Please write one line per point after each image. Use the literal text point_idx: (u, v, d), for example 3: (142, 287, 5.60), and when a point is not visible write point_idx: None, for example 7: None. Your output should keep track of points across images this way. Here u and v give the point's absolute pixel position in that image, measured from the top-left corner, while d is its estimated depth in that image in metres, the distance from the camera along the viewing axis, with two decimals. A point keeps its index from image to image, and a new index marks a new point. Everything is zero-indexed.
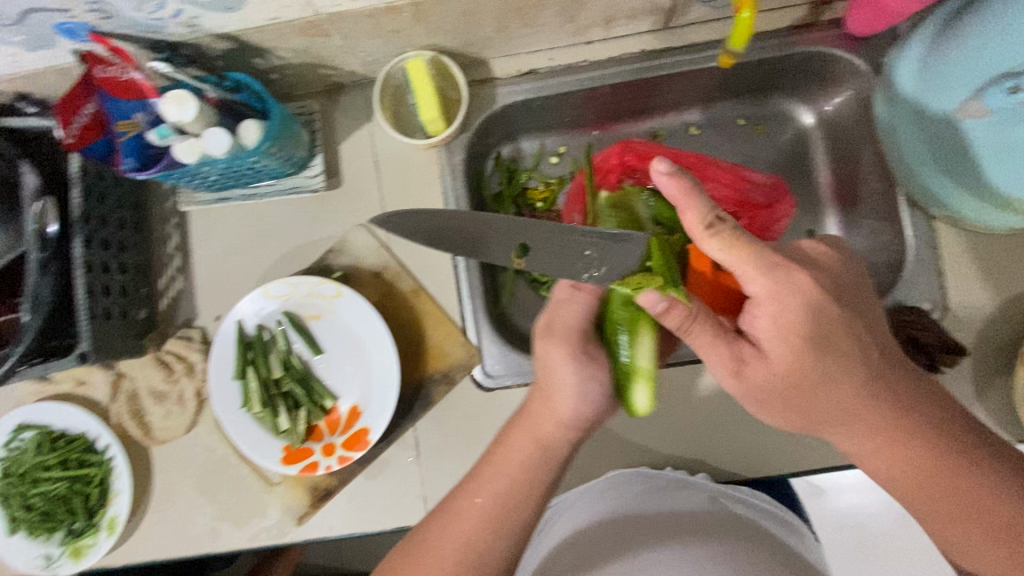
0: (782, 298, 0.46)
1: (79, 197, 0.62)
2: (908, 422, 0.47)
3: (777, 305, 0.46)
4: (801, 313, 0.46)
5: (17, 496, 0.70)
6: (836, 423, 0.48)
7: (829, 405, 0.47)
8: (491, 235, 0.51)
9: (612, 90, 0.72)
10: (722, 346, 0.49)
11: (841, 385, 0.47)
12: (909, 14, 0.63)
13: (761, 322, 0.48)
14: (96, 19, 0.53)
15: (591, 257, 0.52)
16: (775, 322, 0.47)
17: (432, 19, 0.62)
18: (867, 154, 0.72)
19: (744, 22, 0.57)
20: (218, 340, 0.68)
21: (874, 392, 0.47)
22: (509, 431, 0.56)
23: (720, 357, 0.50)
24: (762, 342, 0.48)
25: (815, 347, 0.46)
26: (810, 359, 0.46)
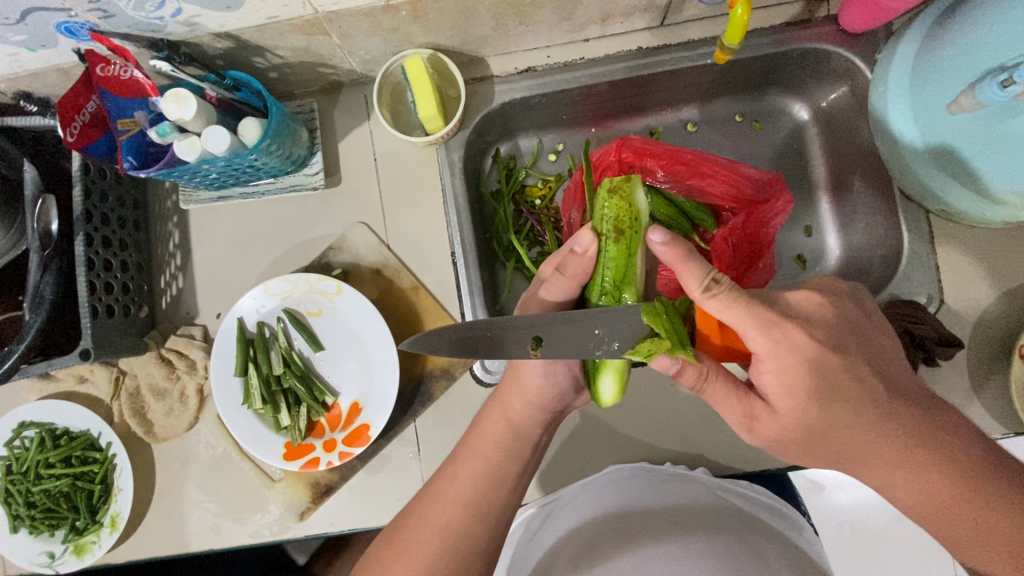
0: (781, 358, 0.47)
1: (80, 195, 0.62)
2: (923, 455, 0.48)
3: (778, 362, 0.47)
4: (802, 370, 0.47)
5: (19, 493, 0.70)
6: (845, 459, 0.50)
7: (839, 445, 0.49)
8: (506, 334, 0.52)
9: (610, 87, 0.73)
10: (735, 401, 0.52)
11: (846, 429, 0.48)
12: (901, 10, 0.64)
13: (768, 378, 0.49)
14: (97, 18, 0.54)
15: (602, 335, 0.53)
16: (779, 381, 0.48)
17: (430, 17, 0.62)
18: (861, 150, 0.73)
19: (739, 18, 0.57)
20: (220, 337, 0.68)
21: (886, 433, 0.48)
22: (491, 423, 0.57)
23: (734, 412, 0.52)
24: (772, 399, 0.50)
25: (820, 400, 0.48)
26: (815, 409, 0.48)
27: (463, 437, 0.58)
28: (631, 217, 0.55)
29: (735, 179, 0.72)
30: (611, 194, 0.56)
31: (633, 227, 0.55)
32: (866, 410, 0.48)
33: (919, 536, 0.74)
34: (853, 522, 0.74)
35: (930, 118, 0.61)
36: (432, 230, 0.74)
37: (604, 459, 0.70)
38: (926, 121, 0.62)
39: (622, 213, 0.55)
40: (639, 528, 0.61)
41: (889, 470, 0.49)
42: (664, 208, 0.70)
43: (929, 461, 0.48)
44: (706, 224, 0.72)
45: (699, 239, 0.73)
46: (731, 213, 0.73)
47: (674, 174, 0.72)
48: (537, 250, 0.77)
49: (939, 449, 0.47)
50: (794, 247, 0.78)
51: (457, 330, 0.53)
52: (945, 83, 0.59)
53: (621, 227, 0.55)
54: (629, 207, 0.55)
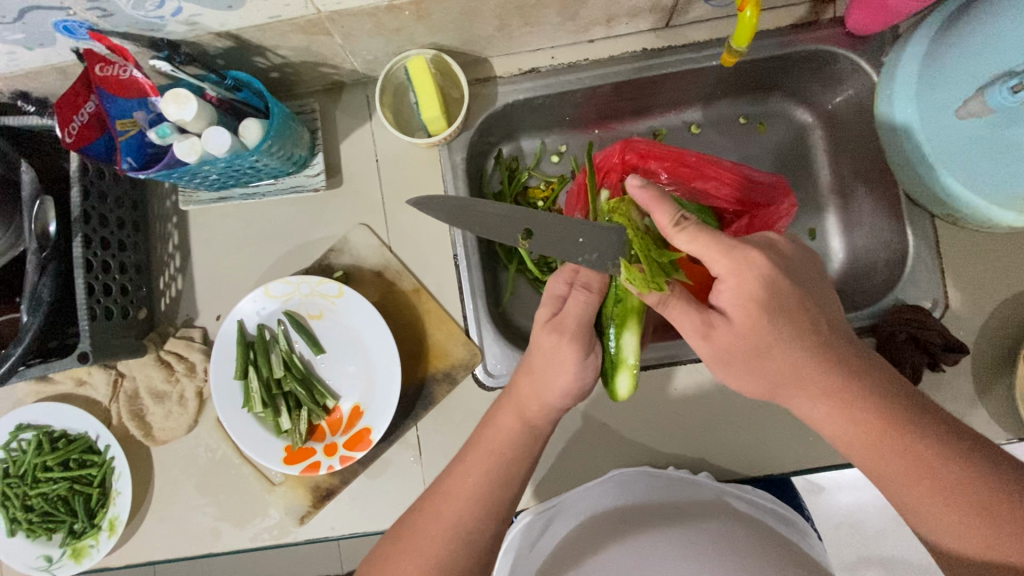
0: (740, 273, 0.47)
1: (78, 195, 0.61)
2: (859, 388, 0.45)
3: (738, 278, 0.47)
4: (758, 283, 0.47)
5: (16, 496, 0.69)
6: (786, 384, 0.47)
7: (782, 364, 0.47)
8: (497, 223, 0.54)
9: (613, 88, 0.72)
10: (692, 316, 0.50)
11: (793, 347, 0.46)
12: (908, 13, 0.64)
13: (726, 295, 0.48)
14: (96, 16, 0.53)
15: (585, 244, 0.53)
16: (734, 296, 0.47)
17: (434, 17, 0.61)
18: (869, 152, 0.72)
19: (747, 20, 0.56)
20: (218, 341, 0.68)
21: (826, 362, 0.46)
22: (505, 419, 0.55)
23: (691, 324, 0.50)
24: (727, 310, 0.48)
25: (772, 314, 0.46)
26: (765, 322, 0.46)
27: (472, 436, 0.56)
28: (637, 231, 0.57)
29: (740, 181, 0.72)
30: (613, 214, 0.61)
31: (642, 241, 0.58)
32: (812, 334, 0.47)
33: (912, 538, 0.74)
34: (848, 524, 0.74)
35: (937, 125, 0.61)
36: (433, 231, 0.73)
37: (607, 464, 0.70)
38: (936, 124, 0.62)
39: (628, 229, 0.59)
40: (639, 523, 0.61)
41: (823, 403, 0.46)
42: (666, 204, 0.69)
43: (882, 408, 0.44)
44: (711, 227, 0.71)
45: None
46: (734, 216, 0.73)
47: (677, 176, 0.72)
48: None
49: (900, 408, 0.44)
50: None
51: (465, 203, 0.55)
52: (960, 86, 0.59)
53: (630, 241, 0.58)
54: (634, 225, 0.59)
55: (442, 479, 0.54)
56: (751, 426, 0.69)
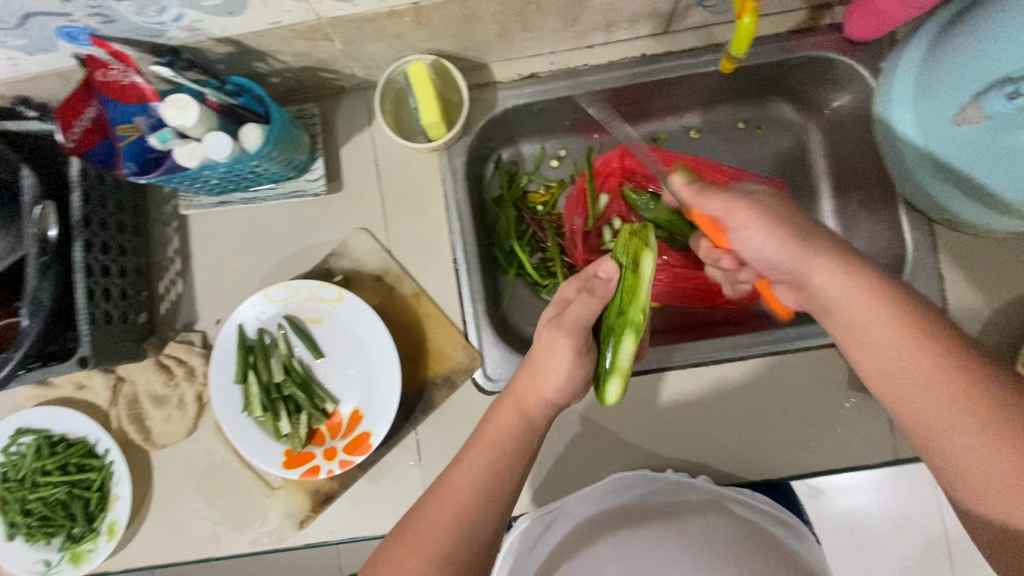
0: (760, 195, 0.50)
1: (79, 200, 0.62)
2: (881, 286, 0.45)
3: (762, 196, 0.50)
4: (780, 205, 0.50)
5: (15, 501, 0.69)
6: (808, 267, 0.47)
7: (804, 255, 0.47)
8: None
9: (612, 94, 0.73)
10: (727, 204, 0.51)
11: (815, 245, 0.47)
12: (905, 20, 0.64)
13: (756, 202, 0.50)
14: (97, 22, 0.53)
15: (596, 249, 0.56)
16: (769, 192, 0.50)
17: (434, 23, 0.62)
18: (869, 155, 0.72)
19: (746, 27, 0.57)
20: (218, 343, 0.68)
21: (850, 260, 0.46)
22: (504, 413, 0.55)
23: (722, 221, 0.51)
24: (757, 212, 0.49)
25: (791, 220, 0.48)
26: (786, 225, 0.48)
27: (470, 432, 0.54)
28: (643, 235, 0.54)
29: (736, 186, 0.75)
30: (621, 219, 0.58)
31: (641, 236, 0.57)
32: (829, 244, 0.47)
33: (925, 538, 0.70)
34: (853, 531, 0.71)
35: (935, 130, 0.61)
36: (433, 235, 0.73)
37: (606, 468, 0.70)
38: (932, 133, 0.62)
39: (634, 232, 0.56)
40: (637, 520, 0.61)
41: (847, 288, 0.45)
42: (664, 215, 0.73)
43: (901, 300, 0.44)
44: None
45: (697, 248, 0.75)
46: None
47: None
48: (539, 256, 0.77)
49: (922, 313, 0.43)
50: None
51: None
52: (953, 93, 0.59)
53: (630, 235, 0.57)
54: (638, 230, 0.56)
55: (446, 472, 0.52)
56: (749, 430, 0.69)
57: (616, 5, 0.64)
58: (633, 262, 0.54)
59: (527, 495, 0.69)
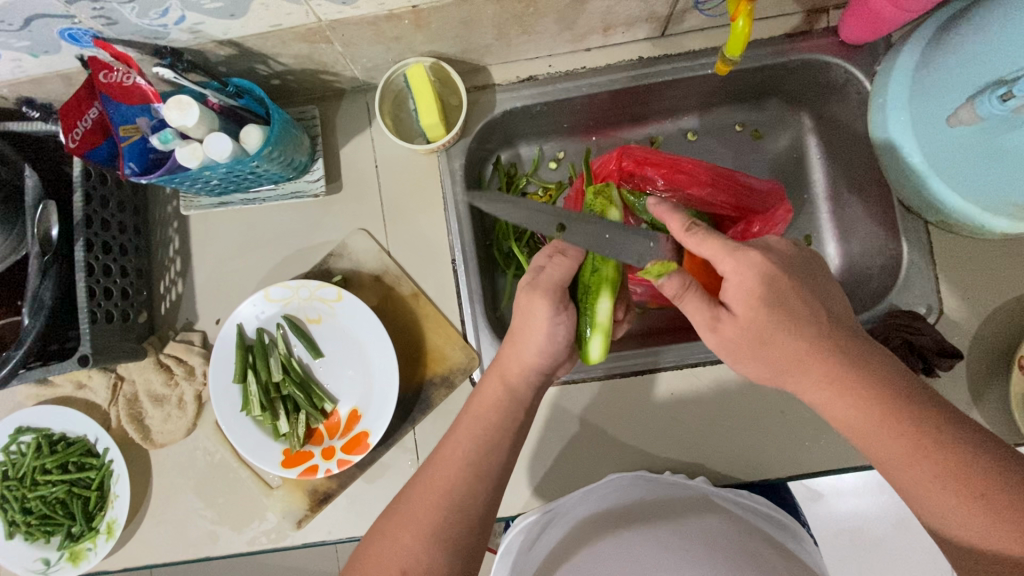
0: (740, 274, 0.49)
1: (81, 200, 0.62)
2: (860, 377, 0.46)
3: (739, 276, 0.49)
4: (759, 281, 0.48)
5: (15, 499, 0.69)
6: (788, 373, 0.48)
7: (785, 353, 0.48)
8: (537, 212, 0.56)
9: (610, 96, 0.73)
10: (705, 312, 0.51)
11: (794, 338, 0.47)
12: (900, 23, 0.64)
13: (728, 288, 0.50)
14: (100, 25, 0.54)
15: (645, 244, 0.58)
16: (735, 292, 0.49)
17: (433, 26, 0.62)
18: (862, 158, 0.73)
19: (740, 30, 0.57)
20: (218, 343, 0.68)
21: (826, 350, 0.47)
22: (488, 383, 0.56)
23: (701, 319, 0.52)
24: (731, 304, 0.50)
25: (771, 305, 0.48)
26: (765, 314, 0.48)
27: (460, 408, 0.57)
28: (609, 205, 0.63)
29: (736, 189, 0.74)
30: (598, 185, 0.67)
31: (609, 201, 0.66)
32: (808, 325, 0.47)
33: (915, 531, 0.75)
34: (852, 532, 0.74)
35: (927, 135, 0.62)
36: (432, 236, 0.74)
37: (603, 468, 0.70)
38: (927, 134, 0.62)
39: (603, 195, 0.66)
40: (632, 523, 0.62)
41: (829, 391, 0.46)
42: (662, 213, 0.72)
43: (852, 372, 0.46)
44: None
45: None
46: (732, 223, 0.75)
47: (674, 183, 0.74)
48: None
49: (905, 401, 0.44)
50: None
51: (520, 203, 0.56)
52: (947, 95, 0.60)
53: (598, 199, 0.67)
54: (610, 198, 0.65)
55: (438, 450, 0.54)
56: (747, 431, 0.69)
57: (612, 8, 0.65)
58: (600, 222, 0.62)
59: (525, 495, 0.70)
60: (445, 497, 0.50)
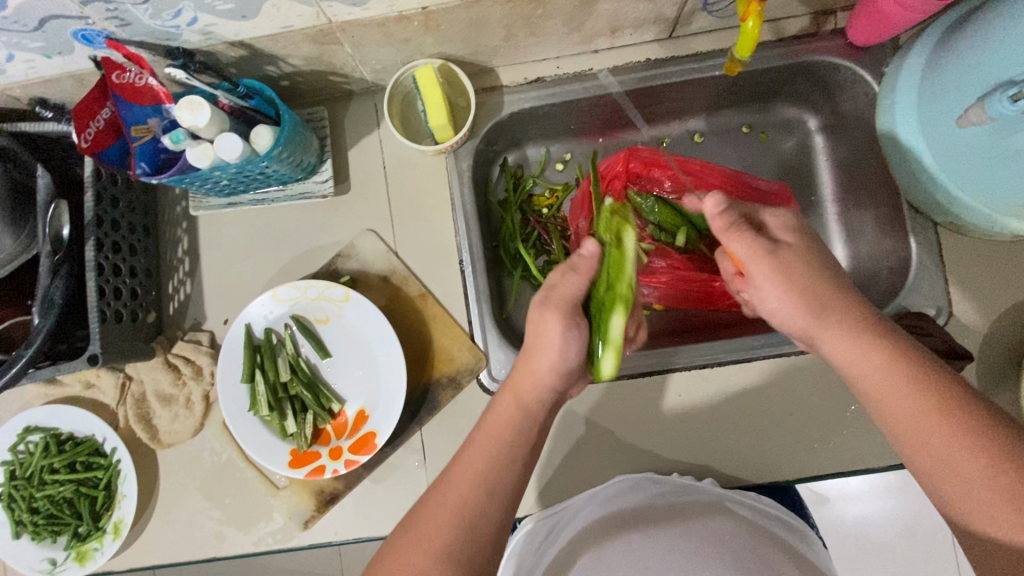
0: (787, 220, 0.55)
1: (92, 200, 0.63)
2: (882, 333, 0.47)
3: (786, 224, 0.55)
4: (803, 233, 0.54)
5: (22, 499, 0.69)
6: (816, 309, 0.49)
7: (819, 292, 0.50)
8: None
9: (618, 98, 0.73)
10: (758, 240, 0.52)
11: (828, 283, 0.50)
12: (908, 25, 0.64)
13: (774, 235, 0.54)
14: (114, 25, 0.54)
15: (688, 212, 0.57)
16: (779, 226, 0.54)
17: (442, 27, 0.63)
18: (869, 158, 0.73)
19: (749, 31, 0.57)
20: (226, 342, 0.69)
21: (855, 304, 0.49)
22: (503, 406, 0.55)
23: (744, 251, 0.53)
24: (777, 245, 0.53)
25: (813, 254, 0.52)
26: (808, 261, 0.52)
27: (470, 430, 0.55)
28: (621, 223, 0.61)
29: (744, 190, 0.74)
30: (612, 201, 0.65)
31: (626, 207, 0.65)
32: (840, 282, 0.50)
33: (930, 534, 0.73)
34: (860, 537, 0.74)
35: (937, 134, 0.62)
36: (440, 237, 0.74)
37: (611, 470, 0.70)
38: (936, 135, 0.62)
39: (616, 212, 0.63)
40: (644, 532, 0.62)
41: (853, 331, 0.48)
42: (669, 216, 0.74)
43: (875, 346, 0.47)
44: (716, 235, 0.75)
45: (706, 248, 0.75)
46: None
47: (680, 184, 0.75)
48: (544, 258, 0.77)
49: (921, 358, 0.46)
50: None
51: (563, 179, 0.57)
52: (955, 97, 0.60)
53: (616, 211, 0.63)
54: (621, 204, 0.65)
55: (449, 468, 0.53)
56: (755, 433, 0.69)
57: (621, 10, 0.65)
58: (616, 240, 0.60)
59: (532, 497, 0.69)
60: (453, 496, 0.50)
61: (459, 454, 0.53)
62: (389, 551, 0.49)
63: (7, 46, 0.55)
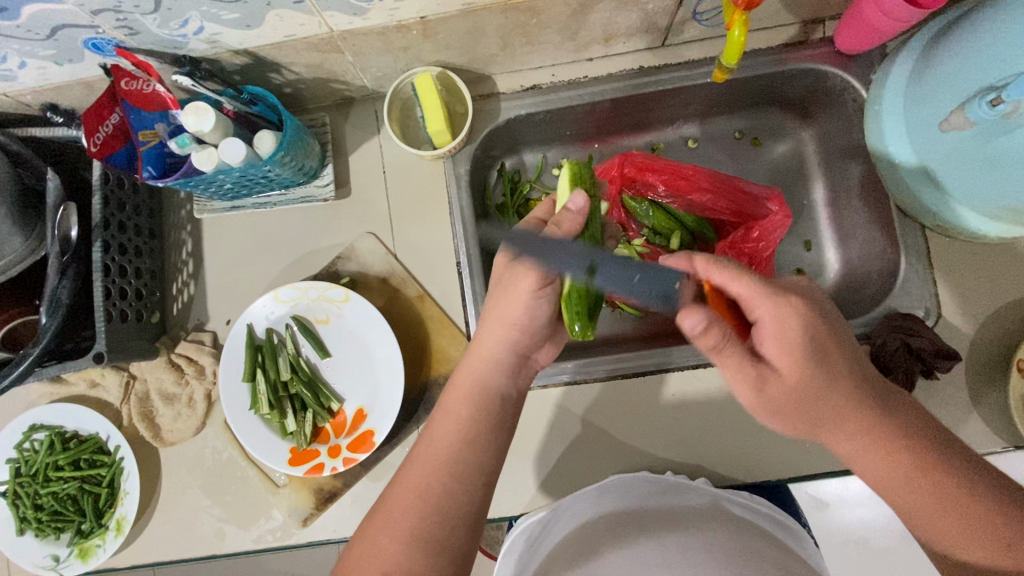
0: (781, 320, 0.47)
1: (99, 203, 0.65)
2: (893, 430, 0.47)
3: (777, 325, 0.47)
4: (799, 333, 0.47)
5: (27, 496, 0.71)
6: (821, 425, 0.48)
7: (825, 407, 0.47)
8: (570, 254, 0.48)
9: (612, 104, 0.75)
10: (744, 366, 0.48)
11: (836, 392, 0.47)
12: (894, 33, 0.66)
13: (767, 342, 0.48)
14: (122, 34, 0.57)
15: (643, 280, 0.54)
16: (780, 346, 0.47)
17: (440, 36, 0.65)
18: (857, 163, 0.74)
19: (736, 39, 0.59)
20: (228, 342, 0.70)
21: (862, 396, 0.48)
22: (469, 374, 0.57)
23: (741, 379, 0.49)
24: (773, 360, 0.48)
25: (814, 359, 0.47)
26: (811, 371, 0.47)
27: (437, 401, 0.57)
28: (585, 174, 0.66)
29: (735, 194, 0.76)
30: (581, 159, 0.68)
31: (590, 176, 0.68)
32: (843, 379, 0.47)
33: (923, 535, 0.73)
34: (858, 543, 0.72)
35: (924, 140, 0.64)
36: (438, 240, 0.75)
37: (605, 469, 0.71)
38: (923, 141, 0.64)
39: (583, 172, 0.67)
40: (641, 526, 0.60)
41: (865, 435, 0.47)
42: (664, 221, 0.76)
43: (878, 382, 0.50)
44: (708, 238, 0.78)
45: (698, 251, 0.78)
46: (732, 228, 0.78)
47: (674, 189, 0.77)
48: None
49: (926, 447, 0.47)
50: (794, 261, 0.80)
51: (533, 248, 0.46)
52: (939, 103, 0.61)
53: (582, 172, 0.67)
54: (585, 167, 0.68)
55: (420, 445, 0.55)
56: (748, 433, 0.70)
57: (613, 19, 0.67)
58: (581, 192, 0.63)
59: (528, 495, 0.70)
60: (446, 491, 0.51)
61: (432, 421, 0.56)
62: (378, 536, 0.50)
63: (19, 54, 0.57)
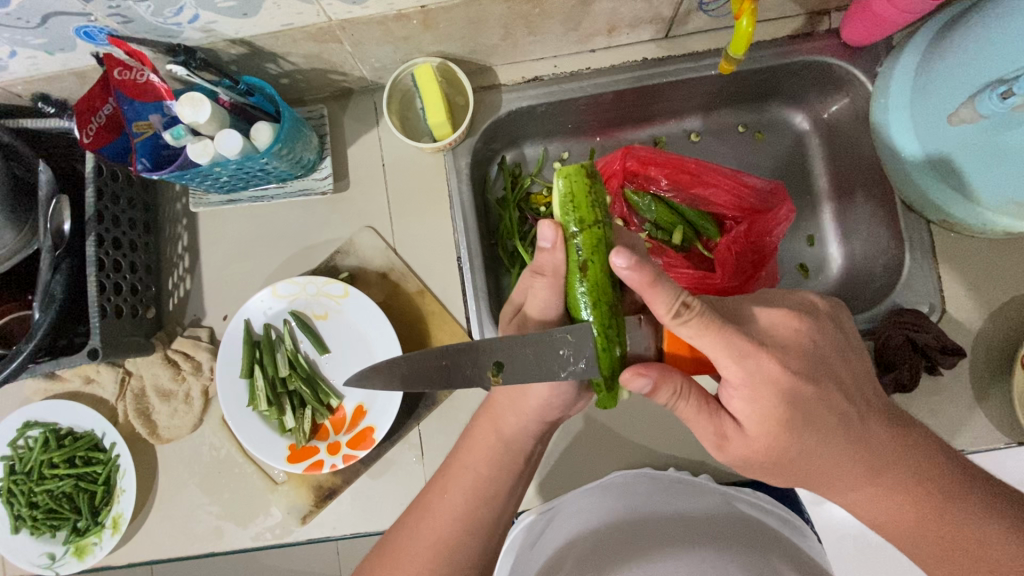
0: (754, 388, 0.46)
1: (92, 196, 0.63)
2: (888, 476, 0.47)
3: (750, 390, 0.46)
4: (773, 400, 0.46)
5: (21, 493, 0.69)
6: (817, 474, 0.48)
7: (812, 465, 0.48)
8: (462, 362, 0.50)
9: (616, 96, 0.74)
10: (706, 420, 0.50)
11: (826, 451, 0.47)
12: (900, 26, 0.65)
13: (738, 404, 0.47)
14: (116, 23, 0.55)
15: (566, 355, 0.50)
16: (749, 410, 0.47)
17: (441, 26, 0.63)
18: (861, 159, 0.74)
19: (743, 30, 0.58)
20: (224, 340, 0.69)
21: (856, 448, 0.48)
22: (482, 433, 0.57)
23: (706, 431, 0.51)
24: (742, 421, 0.48)
25: (793, 424, 0.46)
26: (787, 436, 0.47)
27: (455, 447, 0.59)
28: (590, 206, 0.52)
29: (738, 188, 0.75)
30: (581, 184, 0.53)
31: (596, 213, 0.52)
32: (830, 440, 0.47)
33: None
34: None
35: (932, 132, 0.63)
36: (438, 235, 0.74)
37: (607, 466, 0.70)
38: (933, 133, 0.63)
39: (585, 207, 0.52)
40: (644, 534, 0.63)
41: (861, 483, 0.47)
42: (668, 217, 0.75)
43: (871, 430, 0.48)
44: (709, 233, 0.76)
45: (702, 247, 0.77)
46: (734, 222, 0.77)
47: (677, 182, 0.76)
48: None
49: (929, 488, 0.47)
50: (797, 256, 0.79)
51: (411, 364, 0.52)
52: (949, 95, 0.60)
53: (582, 208, 0.52)
54: (590, 200, 0.52)
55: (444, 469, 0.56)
56: None
57: (617, 9, 0.66)
58: (583, 228, 0.52)
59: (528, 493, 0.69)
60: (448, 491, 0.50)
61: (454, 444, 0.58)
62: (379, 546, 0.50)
63: (9, 43, 0.56)
